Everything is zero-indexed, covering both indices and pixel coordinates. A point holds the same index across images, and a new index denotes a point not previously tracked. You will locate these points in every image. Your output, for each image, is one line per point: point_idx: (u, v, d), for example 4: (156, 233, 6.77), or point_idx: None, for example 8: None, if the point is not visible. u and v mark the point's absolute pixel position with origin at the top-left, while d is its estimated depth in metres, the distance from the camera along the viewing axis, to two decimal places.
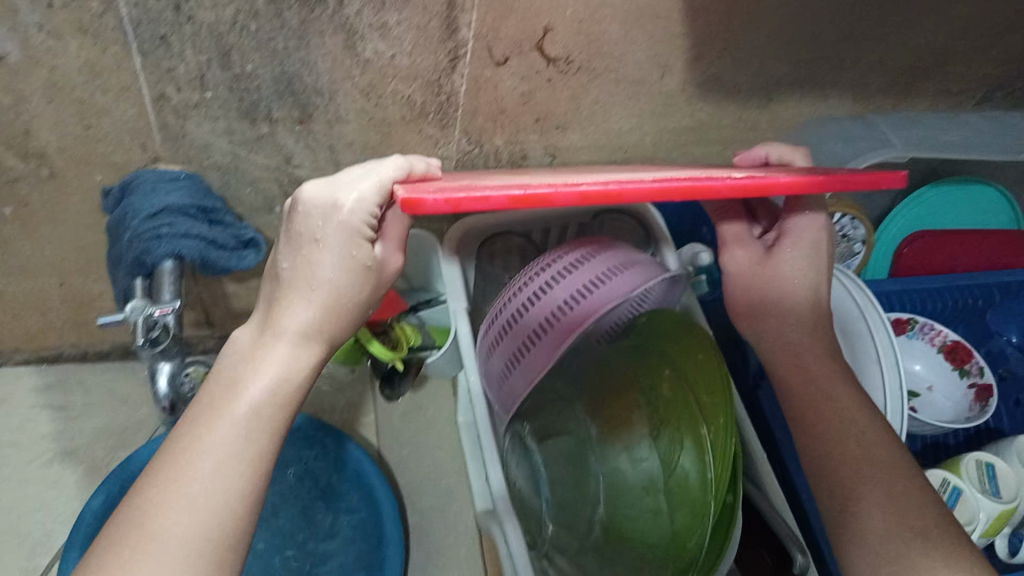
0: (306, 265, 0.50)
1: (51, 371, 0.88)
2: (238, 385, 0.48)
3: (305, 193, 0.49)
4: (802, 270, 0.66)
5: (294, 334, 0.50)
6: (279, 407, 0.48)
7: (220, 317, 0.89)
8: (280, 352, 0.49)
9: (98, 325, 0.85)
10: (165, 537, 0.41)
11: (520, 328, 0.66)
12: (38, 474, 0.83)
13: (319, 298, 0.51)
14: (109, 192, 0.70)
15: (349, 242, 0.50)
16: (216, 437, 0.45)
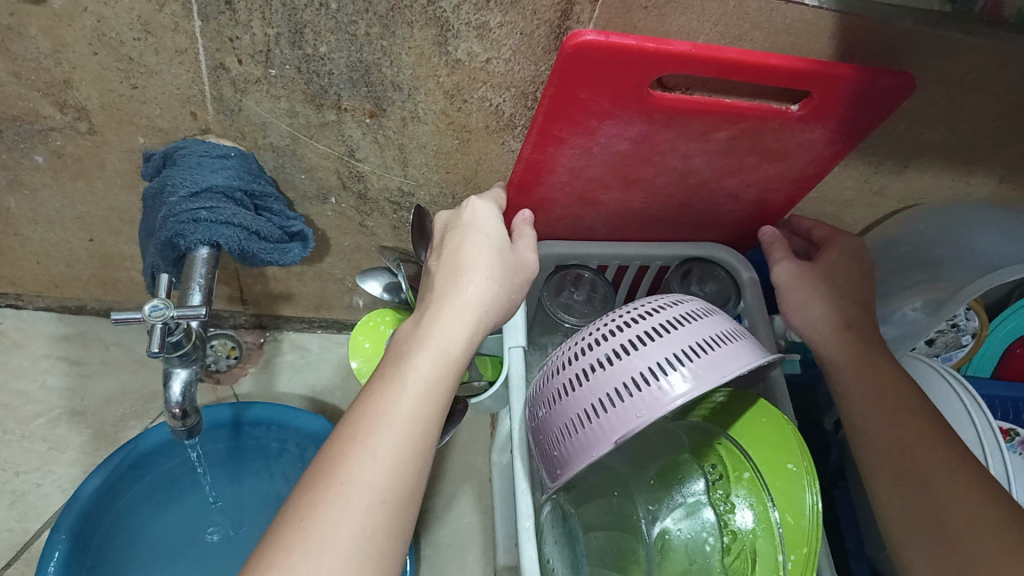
0: (450, 250, 0.54)
1: (70, 323, 0.82)
2: (405, 358, 0.49)
3: (444, 210, 0.57)
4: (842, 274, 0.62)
5: (457, 306, 0.51)
6: (441, 376, 0.49)
7: (255, 294, 0.82)
8: (438, 331, 0.50)
9: (126, 285, 0.79)
10: (358, 482, 0.43)
11: (578, 399, 0.57)
12: (42, 432, 0.77)
13: (477, 273, 0.52)
14: (150, 157, 0.63)
15: (497, 237, 0.55)
16: (399, 399, 0.47)
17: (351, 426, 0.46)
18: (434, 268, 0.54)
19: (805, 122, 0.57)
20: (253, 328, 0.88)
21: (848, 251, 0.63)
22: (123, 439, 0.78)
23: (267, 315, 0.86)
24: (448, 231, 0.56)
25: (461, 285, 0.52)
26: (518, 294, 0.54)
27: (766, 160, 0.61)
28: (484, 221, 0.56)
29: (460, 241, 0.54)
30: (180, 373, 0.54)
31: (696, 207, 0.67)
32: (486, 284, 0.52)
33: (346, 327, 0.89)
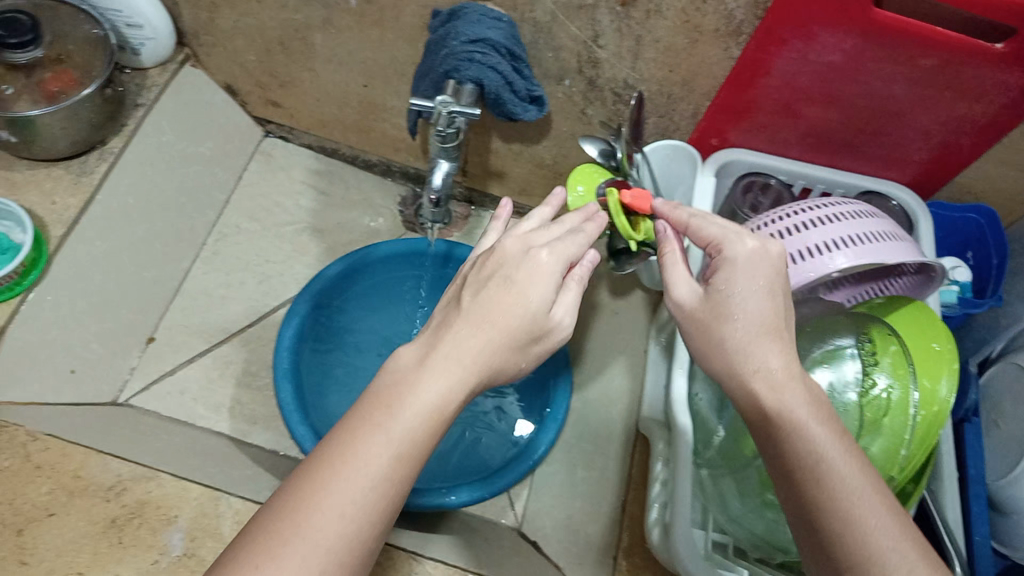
0: (486, 292, 0.48)
1: (324, 162, 0.99)
2: (396, 399, 0.44)
3: (501, 240, 0.50)
4: (756, 294, 0.50)
5: (469, 361, 0.46)
6: (432, 430, 0.44)
7: (476, 166, 0.96)
8: (443, 377, 0.45)
9: (378, 135, 0.94)
10: (314, 534, 0.40)
11: None
12: (289, 236, 0.93)
13: (500, 329, 0.47)
14: (437, 14, 0.76)
15: (541, 295, 0.48)
16: (375, 450, 0.42)
17: (315, 472, 0.41)
18: (462, 308, 0.48)
19: (1006, 63, 0.63)
20: (462, 203, 1.03)
21: (751, 257, 0.51)
22: None
23: (478, 193, 1.01)
24: (490, 269, 0.49)
25: (479, 338, 0.46)
26: (528, 361, 0.49)
27: (962, 98, 0.68)
28: (535, 276, 0.49)
29: (502, 290, 0.48)
30: (442, 165, 0.72)
31: (888, 135, 0.75)
32: (495, 352, 0.46)
33: (537, 215, 1.01)
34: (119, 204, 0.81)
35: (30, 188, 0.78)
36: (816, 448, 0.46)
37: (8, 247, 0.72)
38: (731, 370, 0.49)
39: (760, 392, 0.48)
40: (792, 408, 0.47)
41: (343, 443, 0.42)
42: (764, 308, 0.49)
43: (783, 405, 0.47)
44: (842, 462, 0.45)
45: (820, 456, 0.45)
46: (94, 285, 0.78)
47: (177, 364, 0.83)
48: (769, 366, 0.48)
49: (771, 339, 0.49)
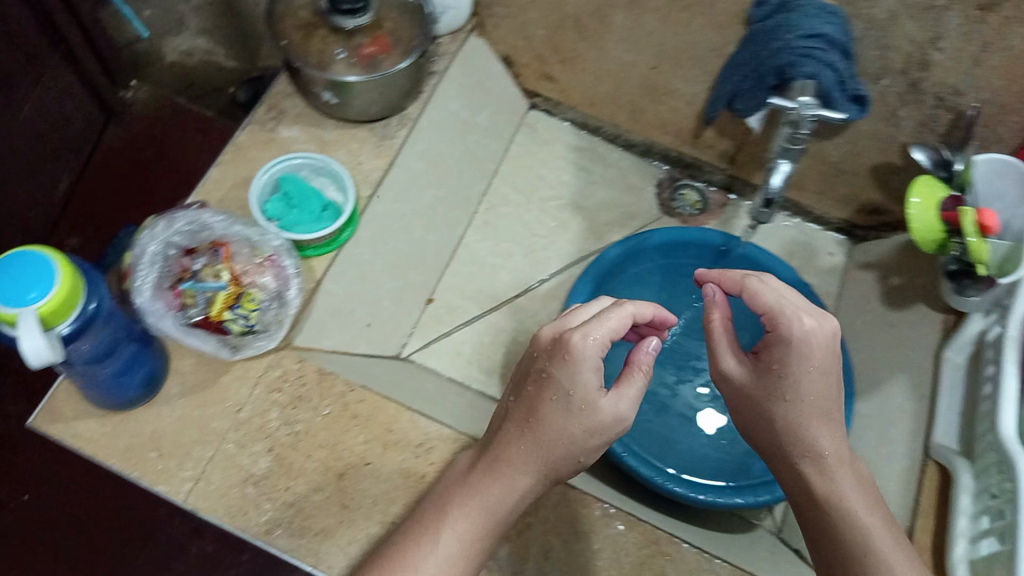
0: (529, 396, 0.58)
1: (584, 139, 0.98)
2: (451, 506, 0.58)
3: (538, 331, 0.60)
4: (806, 372, 0.58)
5: (512, 468, 0.58)
6: (474, 524, 0.57)
7: (746, 158, 0.90)
8: (497, 485, 0.58)
9: (649, 117, 0.91)
10: None
11: None
12: (552, 212, 0.94)
13: (534, 438, 0.57)
14: (764, 3, 0.70)
15: (577, 394, 0.57)
16: (455, 533, 0.56)
17: (418, 547, 0.55)
18: (517, 399, 0.59)
19: None
20: (720, 188, 0.97)
21: (793, 335, 0.58)
22: (608, 239, 0.93)
23: (740, 180, 0.94)
24: (534, 374, 0.59)
25: (518, 448, 0.58)
26: (585, 455, 0.58)
27: None
28: (580, 381, 0.56)
29: (545, 390, 0.57)
30: (782, 165, 0.67)
31: None
32: (558, 451, 0.57)
33: (794, 212, 0.98)
34: (414, 167, 0.84)
35: (338, 147, 0.80)
36: (861, 533, 0.55)
37: (326, 204, 0.75)
38: (797, 450, 0.59)
39: (814, 475, 0.58)
40: (840, 493, 0.57)
41: (450, 509, 0.57)
42: (796, 385, 0.58)
43: (830, 488, 0.57)
44: (888, 550, 0.54)
45: (865, 538, 0.55)
46: (387, 246, 0.81)
47: (452, 327, 0.86)
48: (823, 451, 0.58)
49: (829, 432, 0.58)
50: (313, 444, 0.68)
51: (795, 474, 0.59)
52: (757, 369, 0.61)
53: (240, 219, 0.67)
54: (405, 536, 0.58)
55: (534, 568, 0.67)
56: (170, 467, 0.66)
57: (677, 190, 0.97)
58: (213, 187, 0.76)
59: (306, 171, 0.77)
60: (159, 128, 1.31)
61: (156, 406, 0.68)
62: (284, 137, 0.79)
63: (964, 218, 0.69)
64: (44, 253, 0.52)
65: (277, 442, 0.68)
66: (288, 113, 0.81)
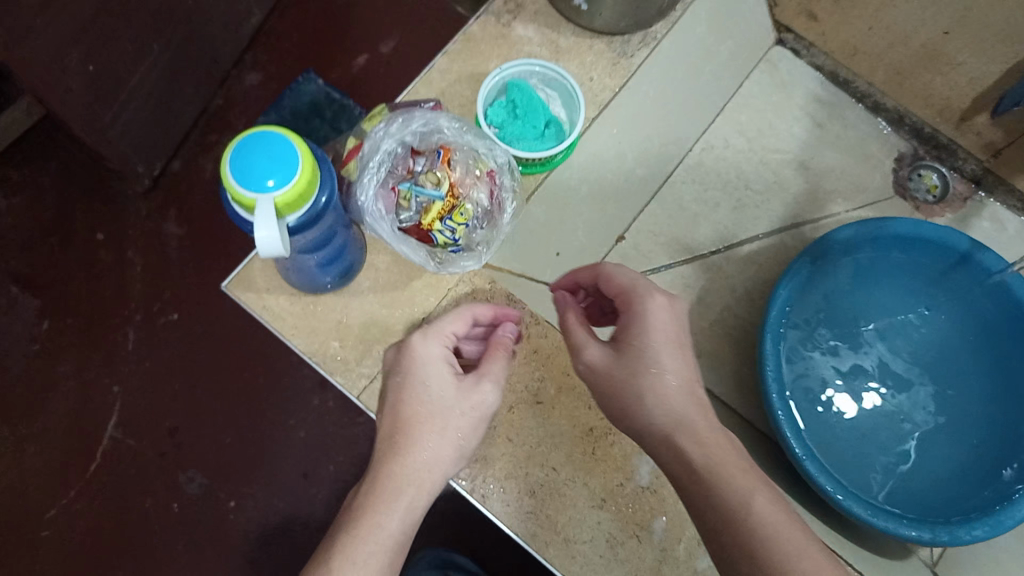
0: (396, 394, 0.54)
1: (828, 90, 0.87)
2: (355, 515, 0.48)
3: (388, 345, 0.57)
4: (640, 332, 0.53)
5: (420, 454, 0.51)
6: (406, 524, 0.48)
7: (1015, 154, 0.79)
8: (412, 479, 0.50)
9: (915, 83, 0.80)
10: None
11: None
12: (774, 166, 0.84)
13: (437, 421, 0.52)
14: None
15: (443, 376, 0.54)
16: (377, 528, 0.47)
17: (347, 535, 0.46)
18: (383, 415, 0.54)
19: None
20: (966, 181, 0.85)
21: (641, 304, 0.54)
22: (827, 211, 0.84)
23: (994, 176, 0.83)
24: (391, 382, 0.55)
25: (420, 428, 0.52)
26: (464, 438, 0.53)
27: None
28: (433, 374, 0.54)
29: (408, 382, 0.54)
30: None
31: None
32: (439, 435, 0.52)
33: None
34: (643, 91, 0.77)
35: (572, 57, 0.74)
36: (744, 495, 0.45)
37: (550, 120, 0.70)
38: (641, 426, 0.51)
39: (699, 438, 0.49)
40: (698, 439, 0.48)
41: (370, 509, 0.48)
42: (655, 349, 0.52)
43: (709, 454, 0.48)
44: (766, 510, 0.45)
45: (745, 504, 0.45)
46: (598, 174, 0.76)
47: (642, 272, 0.80)
48: (687, 419, 0.50)
49: (680, 386, 0.51)
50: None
51: (670, 460, 0.49)
52: (621, 347, 0.54)
53: (473, 128, 0.62)
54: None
55: (686, 550, 0.62)
56: (350, 359, 0.65)
57: (916, 170, 0.86)
58: (439, 77, 0.72)
59: (535, 80, 0.72)
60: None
61: (346, 296, 0.66)
62: (518, 35, 0.74)
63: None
64: (288, 136, 0.49)
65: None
66: (526, 8, 0.75)
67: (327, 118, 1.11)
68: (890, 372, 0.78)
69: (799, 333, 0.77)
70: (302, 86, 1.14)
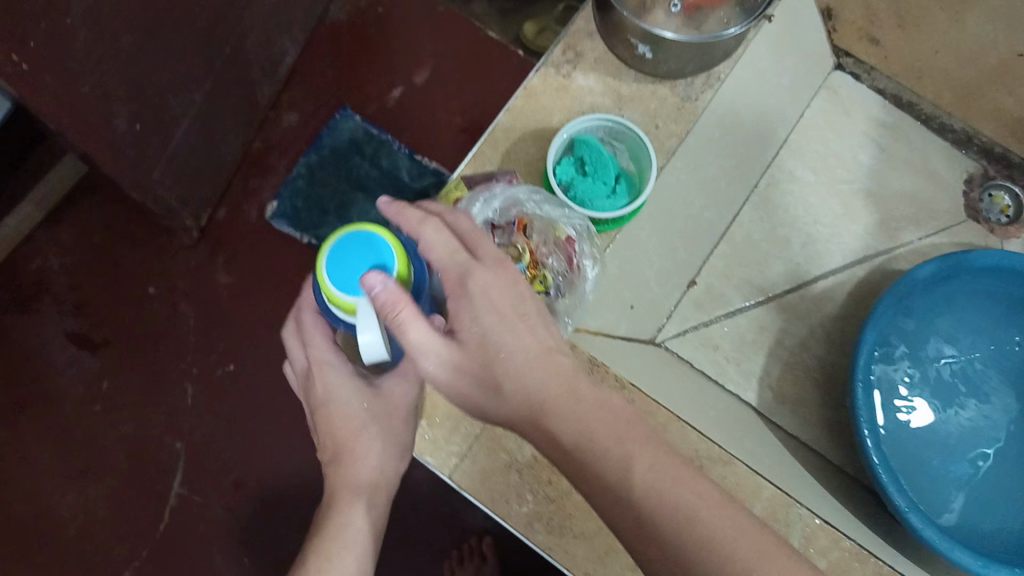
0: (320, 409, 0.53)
1: (892, 113, 0.84)
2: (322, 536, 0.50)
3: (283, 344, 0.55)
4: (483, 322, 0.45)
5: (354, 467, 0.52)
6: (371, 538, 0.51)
7: None
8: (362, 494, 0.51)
9: (982, 100, 0.82)
10: None
11: None
12: (842, 197, 0.82)
13: (365, 433, 0.53)
14: None
15: (348, 381, 0.53)
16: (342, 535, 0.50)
17: (319, 542, 0.50)
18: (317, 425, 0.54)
19: None
20: None
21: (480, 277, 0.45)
22: (900, 238, 0.81)
23: None
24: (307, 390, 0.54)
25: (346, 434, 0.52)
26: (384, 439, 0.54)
27: None
28: (341, 388, 0.53)
29: (326, 393, 0.53)
30: None
31: None
32: (375, 440, 0.53)
33: None
34: (707, 135, 0.75)
35: (635, 105, 0.72)
36: (625, 457, 0.44)
37: (619, 176, 0.68)
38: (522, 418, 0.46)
39: (565, 409, 0.45)
40: (567, 416, 0.45)
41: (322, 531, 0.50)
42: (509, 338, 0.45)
43: (586, 422, 0.45)
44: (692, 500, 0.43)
45: (626, 480, 0.43)
46: (666, 223, 0.74)
47: (717, 316, 0.79)
48: (543, 393, 0.46)
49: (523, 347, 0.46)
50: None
51: (543, 441, 0.46)
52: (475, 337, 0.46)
53: (549, 197, 0.61)
54: None
55: None
56: (438, 438, 0.65)
57: (987, 190, 0.83)
58: (502, 137, 0.70)
59: (602, 133, 0.70)
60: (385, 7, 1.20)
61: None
62: (579, 86, 0.72)
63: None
64: (379, 232, 0.47)
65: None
66: (586, 57, 0.73)
67: (368, 156, 1.14)
68: (973, 403, 0.75)
69: (882, 368, 0.75)
70: (338, 124, 1.15)
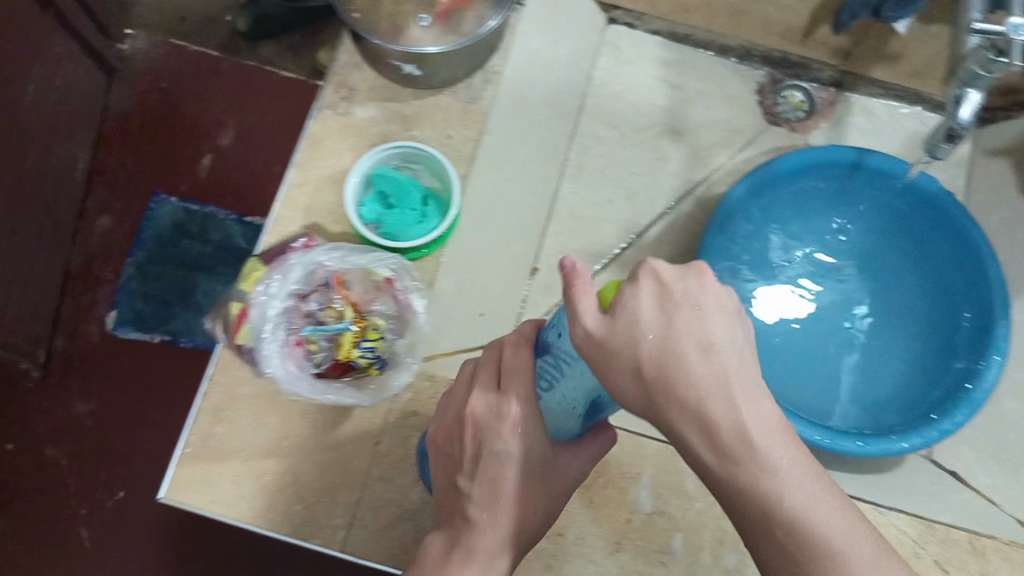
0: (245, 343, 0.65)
1: (673, 49, 0.85)
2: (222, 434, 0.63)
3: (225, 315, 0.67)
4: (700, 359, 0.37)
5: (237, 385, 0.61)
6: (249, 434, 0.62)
7: (866, 52, 0.80)
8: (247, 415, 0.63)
9: (751, 19, 0.79)
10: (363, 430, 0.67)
11: None
12: (651, 143, 0.84)
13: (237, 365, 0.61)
14: None
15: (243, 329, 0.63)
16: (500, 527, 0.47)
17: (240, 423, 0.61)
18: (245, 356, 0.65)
19: None
20: (827, 86, 0.87)
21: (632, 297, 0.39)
22: (714, 163, 0.84)
23: (854, 74, 0.84)
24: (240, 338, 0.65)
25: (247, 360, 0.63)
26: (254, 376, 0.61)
27: None
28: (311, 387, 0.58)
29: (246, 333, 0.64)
30: (971, 94, 0.54)
31: None
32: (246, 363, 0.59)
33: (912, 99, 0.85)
34: (502, 129, 0.74)
35: (422, 122, 0.70)
36: (754, 484, 0.37)
37: (426, 196, 0.67)
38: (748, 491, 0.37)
39: (716, 416, 0.37)
40: (709, 407, 0.37)
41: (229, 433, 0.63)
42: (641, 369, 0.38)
43: (765, 421, 0.37)
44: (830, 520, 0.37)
45: (756, 496, 0.37)
46: (492, 222, 0.74)
47: None
48: (704, 402, 0.37)
49: (700, 365, 0.37)
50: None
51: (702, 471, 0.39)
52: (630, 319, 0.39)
53: (352, 249, 0.60)
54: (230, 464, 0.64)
55: (712, 554, 0.64)
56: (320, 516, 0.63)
57: (780, 92, 0.86)
58: (299, 193, 0.68)
59: (396, 160, 0.68)
60: (168, 80, 1.08)
61: (297, 457, 0.64)
62: (361, 119, 0.70)
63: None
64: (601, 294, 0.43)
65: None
66: (359, 89, 0.71)
67: (196, 235, 1.03)
68: (832, 303, 0.79)
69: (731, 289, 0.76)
70: (157, 206, 1.03)
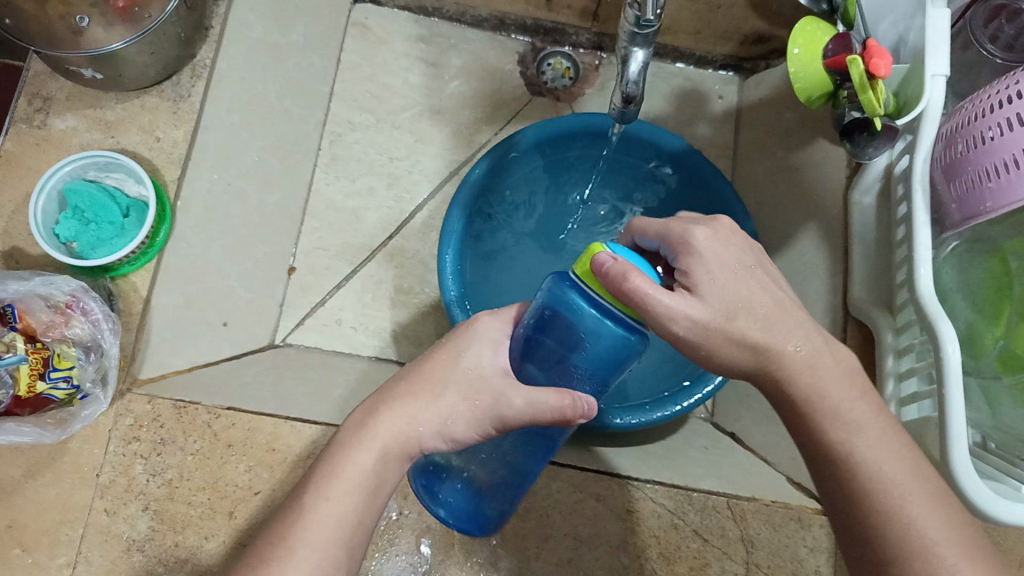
0: None
1: (425, 25, 0.83)
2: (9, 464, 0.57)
3: None
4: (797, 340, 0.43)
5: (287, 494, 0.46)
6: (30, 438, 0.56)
7: (610, 10, 0.77)
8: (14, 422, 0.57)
9: None
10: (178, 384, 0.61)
11: (989, 121, 0.54)
12: (408, 125, 0.81)
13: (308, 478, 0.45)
14: None
15: None
16: (331, 489, 0.42)
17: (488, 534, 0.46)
18: None
19: None
20: (590, 50, 0.83)
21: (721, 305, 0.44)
22: (477, 142, 0.81)
23: (610, 37, 0.81)
24: None
25: None
26: None
27: None
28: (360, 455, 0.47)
29: None
30: (637, 54, 0.53)
31: None
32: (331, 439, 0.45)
33: (674, 56, 0.86)
34: (224, 126, 0.70)
35: (127, 127, 0.67)
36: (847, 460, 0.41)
37: (128, 206, 0.64)
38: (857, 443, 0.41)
39: (797, 376, 0.43)
40: (824, 389, 0.42)
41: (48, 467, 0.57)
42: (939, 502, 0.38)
43: (810, 387, 0.43)
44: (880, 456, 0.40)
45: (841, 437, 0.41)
46: (222, 227, 0.69)
47: (327, 292, 0.76)
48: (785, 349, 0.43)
49: (783, 332, 0.44)
50: (190, 491, 0.56)
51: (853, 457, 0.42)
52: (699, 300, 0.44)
53: (11, 276, 0.59)
54: (31, 482, 0.57)
55: (462, 549, 0.60)
56: (41, 557, 0.55)
57: (544, 61, 0.83)
58: None
59: (92, 171, 0.64)
60: None
61: (11, 496, 0.56)
62: (59, 131, 0.66)
63: (852, 67, 0.55)
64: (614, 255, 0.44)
65: (152, 497, 0.56)
66: (56, 98, 0.66)
67: None
68: None
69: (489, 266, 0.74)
70: None
